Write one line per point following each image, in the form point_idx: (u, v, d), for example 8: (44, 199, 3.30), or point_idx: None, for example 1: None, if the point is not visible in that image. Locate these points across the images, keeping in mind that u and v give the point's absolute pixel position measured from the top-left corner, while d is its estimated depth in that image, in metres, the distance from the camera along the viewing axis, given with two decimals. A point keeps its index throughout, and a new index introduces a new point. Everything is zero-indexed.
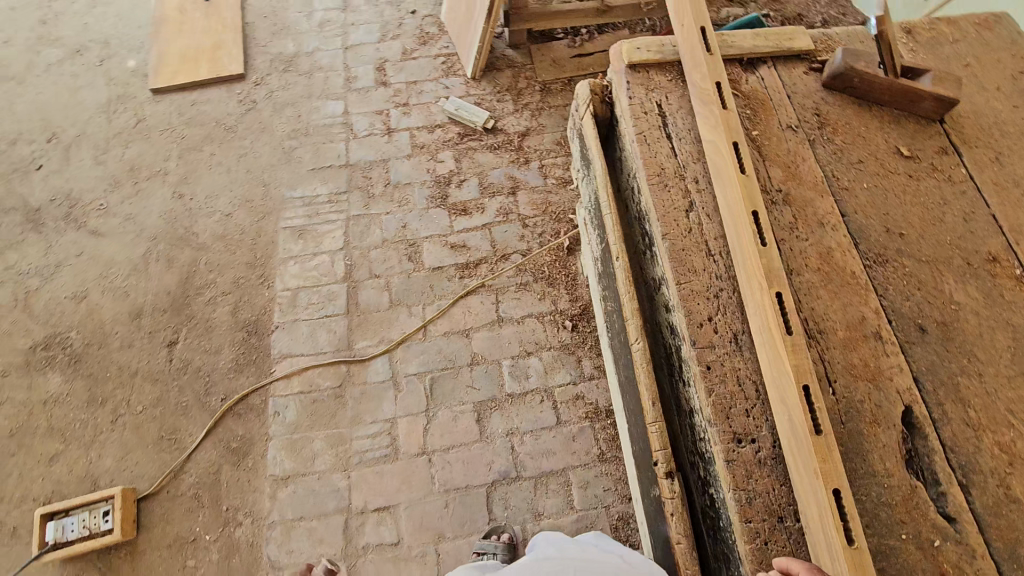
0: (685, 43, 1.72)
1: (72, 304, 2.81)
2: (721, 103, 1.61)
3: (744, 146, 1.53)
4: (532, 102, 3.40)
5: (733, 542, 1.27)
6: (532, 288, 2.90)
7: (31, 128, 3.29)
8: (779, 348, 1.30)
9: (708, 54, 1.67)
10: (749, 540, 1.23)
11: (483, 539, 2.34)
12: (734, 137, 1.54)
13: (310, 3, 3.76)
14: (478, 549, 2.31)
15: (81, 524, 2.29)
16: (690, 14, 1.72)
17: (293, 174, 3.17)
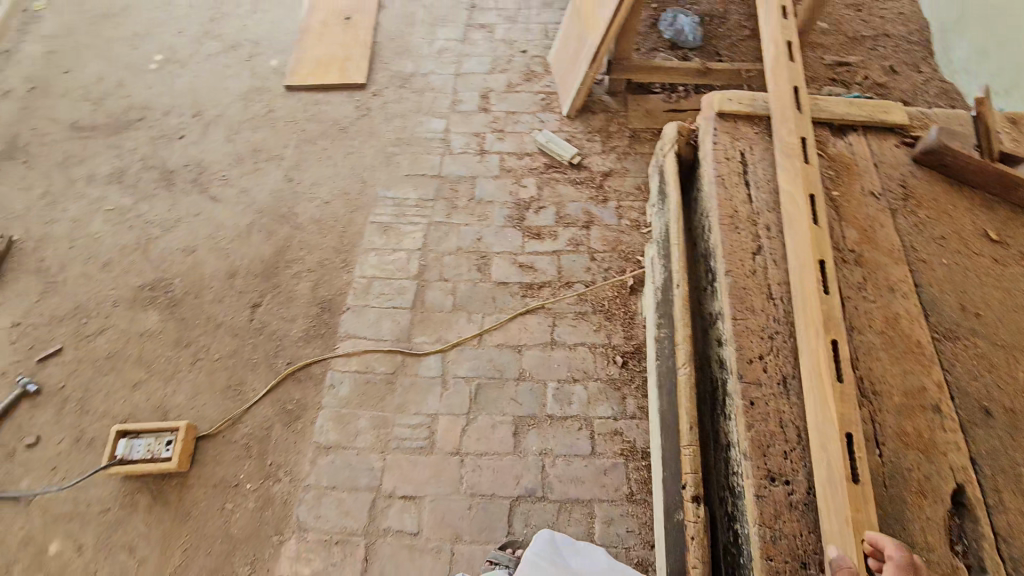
0: (776, 100, 1.82)
1: (182, 256, 3.18)
2: (804, 160, 1.70)
3: (819, 200, 1.62)
4: (620, 146, 3.54)
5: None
6: (590, 319, 2.95)
7: (182, 104, 3.80)
8: (827, 395, 1.34)
9: (799, 114, 1.78)
10: None
11: (499, 552, 2.31)
12: (812, 190, 1.64)
13: (434, 31, 4.14)
14: (491, 559, 2.28)
15: (146, 447, 2.53)
16: (786, 77, 1.84)
17: (389, 177, 3.46)
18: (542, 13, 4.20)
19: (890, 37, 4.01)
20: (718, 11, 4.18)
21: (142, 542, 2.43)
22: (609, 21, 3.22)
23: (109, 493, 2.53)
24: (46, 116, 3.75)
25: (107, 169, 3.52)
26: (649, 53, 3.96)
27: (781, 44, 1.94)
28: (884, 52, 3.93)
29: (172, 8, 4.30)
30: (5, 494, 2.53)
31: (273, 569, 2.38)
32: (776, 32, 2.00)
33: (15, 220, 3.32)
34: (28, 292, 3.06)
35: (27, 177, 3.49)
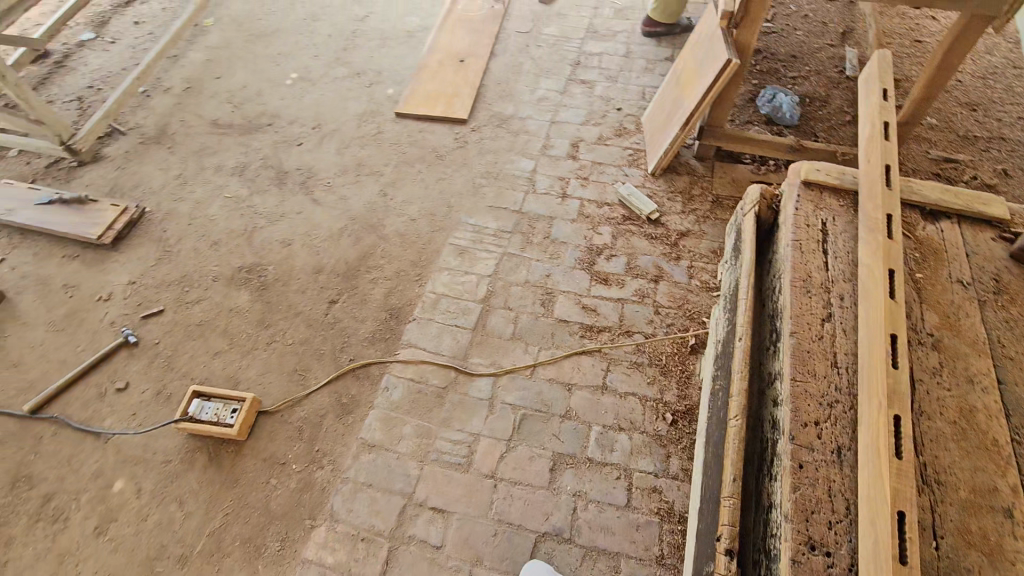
0: (866, 175, 1.83)
1: (279, 247, 3.50)
2: (887, 235, 1.66)
3: (899, 275, 1.57)
4: (700, 209, 3.57)
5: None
6: (644, 371, 2.92)
7: (306, 117, 4.25)
8: (884, 469, 1.28)
9: (888, 190, 1.76)
10: None
11: None
12: (892, 265, 1.59)
13: (537, 81, 4.43)
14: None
15: (214, 411, 2.74)
16: (879, 152, 1.83)
17: (474, 205, 3.67)
18: (642, 76, 4.40)
19: (1005, 141, 3.85)
20: (821, 94, 4.20)
21: (191, 497, 2.61)
22: (707, 89, 3.31)
23: (174, 446, 2.76)
24: (193, 112, 4.32)
25: (232, 162, 3.97)
26: (743, 125, 4.04)
27: (877, 120, 1.92)
28: (997, 155, 3.77)
29: (314, 36, 4.89)
30: (90, 428, 2.82)
31: (299, 551, 2.47)
32: (873, 110, 1.98)
33: (151, 195, 3.81)
34: (147, 257, 3.48)
35: (168, 160, 4.01)
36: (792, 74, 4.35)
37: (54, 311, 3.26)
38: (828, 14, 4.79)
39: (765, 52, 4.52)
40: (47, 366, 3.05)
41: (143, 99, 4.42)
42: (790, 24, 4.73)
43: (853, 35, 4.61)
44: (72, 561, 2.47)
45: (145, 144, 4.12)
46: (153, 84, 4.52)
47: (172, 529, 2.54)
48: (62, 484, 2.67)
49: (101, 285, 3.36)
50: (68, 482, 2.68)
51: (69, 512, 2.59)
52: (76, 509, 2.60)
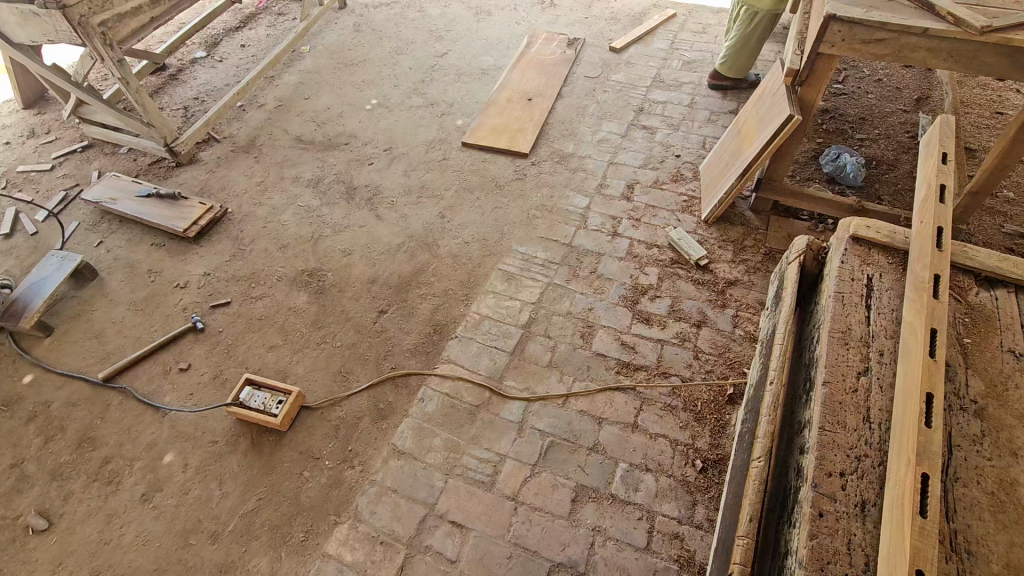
0: (916, 234, 1.85)
1: (341, 256, 3.74)
2: (934, 295, 1.65)
3: (942, 335, 1.55)
4: (751, 260, 3.55)
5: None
6: (678, 414, 2.87)
7: (379, 139, 4.57)
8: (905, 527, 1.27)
9: (938, 249, 1.75)
10: None
11: None
12: (933, 322, 1.58)
13: (600, 123, 4.59)
14: None
15: (262, 400, 2.92)
16: (931, 213, 1.85)
17: (525, 235, 3.80)
18: (704, 126, 4.48)
19: None
20: (888, 158, 4.13)
21: (230, 478, 2.78)
22: (766, 143, 3.35)
23: (222, 428, 2.95)
24: (281, 127, 4.73)
25: (309, 175, 4.30)
26: (803, 182, 4.03)
27: (934, 182, 1.90)
28: None
29: (396, 68, 5.28)
30: (151, 402, 3.07)
31: (321, 544, 2.55)
32: (932, 171, 1.97)
33: (234, 197, 4.17)
34: (223, 253, 3.80)
35: (253, 168, 4.39)
36: (860, 135, 4.31)
37: (137, 292, 3.60)
38: (903, 80, 4.74)
39: (833, 113, 4.52)
40: (123, 341, 3.35)
41: (240, 113, 4.89)
42: (862, 87, 4.72)
43: (928, 101, 4.52)
44: (118, 522, 2.66)
45: (236, 152, 4.54)
46: (250, 101, 5.00)
47: (210, 506, 2.69)
48: (120, 449, 2.90)
49: (180, 274, 3.69)
50: (126, 448, 2.90)
51: (122, 476, 2.81)
52: (129, 474, 2.81)
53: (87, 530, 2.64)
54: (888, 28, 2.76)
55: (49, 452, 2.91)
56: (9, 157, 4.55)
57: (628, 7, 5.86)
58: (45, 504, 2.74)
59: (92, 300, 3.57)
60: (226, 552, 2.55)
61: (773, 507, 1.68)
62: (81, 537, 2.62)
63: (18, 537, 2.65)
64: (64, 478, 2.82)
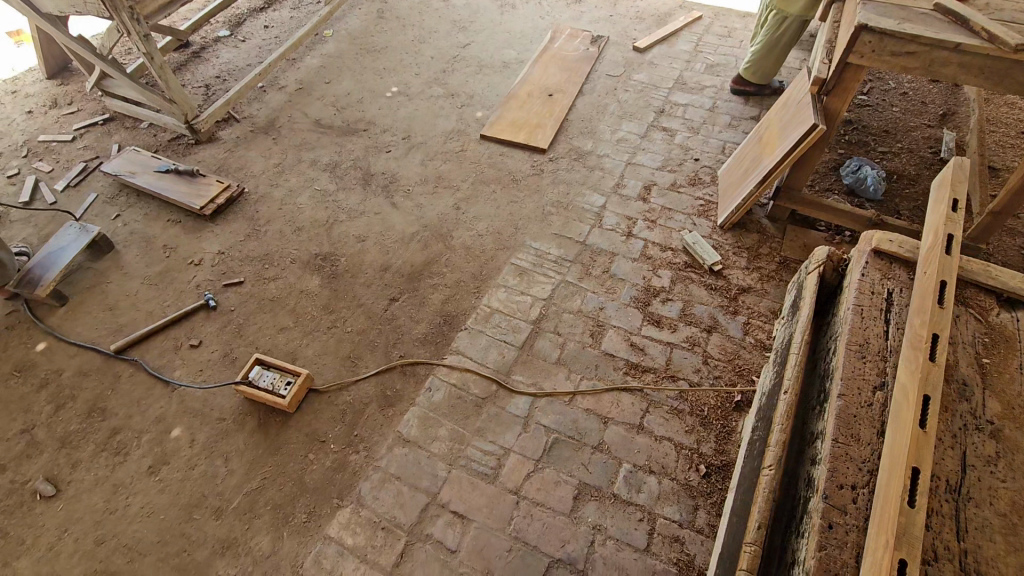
0: (923, 266, 1.77)
1: (354, 242, 3.75)
2: (930, 357, 1.54)
3: (935, 405, 1.44)
4: (765, 268, 3.52)
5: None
6: (683, 418, 2.86)
7: (398, 128, 4.57)
8: None
9: (939, 306, 1.63)
10: None
11: None
12: (926, 390, 1.47)
13: (620, 123, 4.56)
14: None
15: (271, 380, 2.93)
16: (934, 265, 1.73)
17: (540, 230, 3.79)
18: (725, 131, 4.44)
19: None
20: (910, 172, 4.09)
21: (236, 456, 2.80)
22: (787, 151, 3.33)
23: (229, 405, 2.98)
24: (301, 110, 4.73)
25: (326, 159, 4.32)
26: (821, 192, 4.00)
27: (941, 232, 1.80)
28: None
29: (417, 56, 5.27)
30: (161, 376, 3.10)
31: (322, 527, 2.56)
32: (939, 217, 1.85)
33: (251, 178, 4.19)
34: (238, 232, 3.82)
35: (271, 150, 4.40)
36: (882, 149, 4.27)
37: (151, 267, 3.62)
38: (929, 95, 4.68)
39: (856, 124, 4.47)
40: (136, 314, 3.38)
41: (260, 94, 4.90)
42: (886, 100, 4.67)
43: (953, 118, 4.46)
44: (124, 493, 2.69)
45: (255, 133, 4.55)
46: (270, 82, 5.01)
47: (215, 482, 2.72)
48: (129, 421, 2.93)
49: (195, 251, 3.71)
50: (134, 420, 2.94)
51: (130, 447, 2.84)
52: (136, 446, 2.84)
53: (93, 498, 2.68)
54: (920, 40, 2.72)
55: (58, 420, 2.94)
56: (31, 126, 4.59)
57: (653, 6, 5.81)
58: (53, 471, 2.77)
59: (107, 272, 3.60)
60: (229, 528, 2.58)
61: (781, 516, 1.69)
62: (87, 505, 2.66)
63: (25, 501, 2.68)
64: (73, 446, 2.85)
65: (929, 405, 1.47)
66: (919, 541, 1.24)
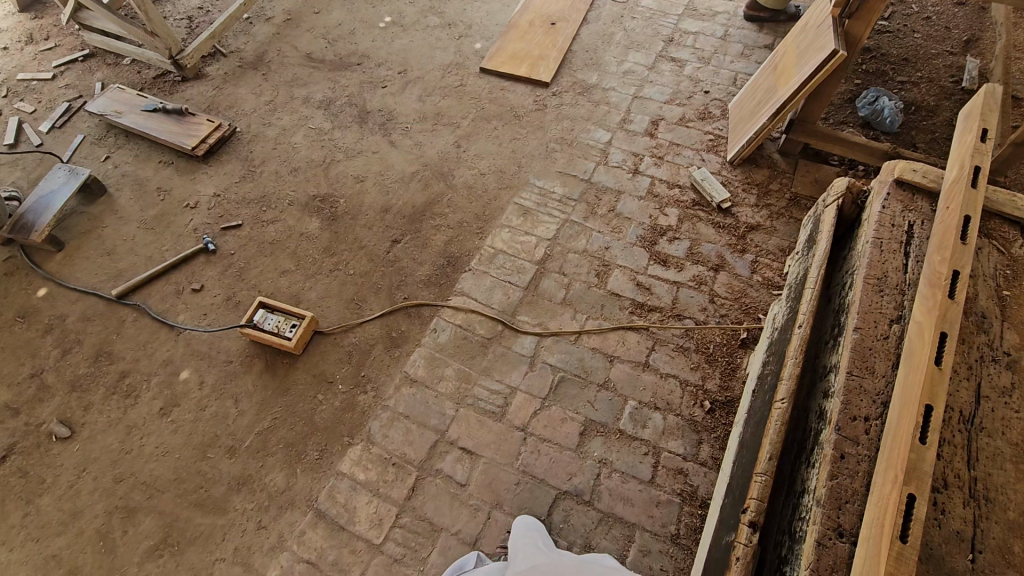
0: (947, 198, 1.70)
1: (353, 182, 3.65)
2: (949, 294, 1.49)
3: (952, 340, 1.40)
4: (775, 205, 3.42)
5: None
6: (689, 355, 2.86)
7: (394, 61, 4.34)
8: (882, 551, 1.19)
9: (962, 241, 1.57)
10: None
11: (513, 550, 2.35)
12: (944, 326, 1.43)
13: (627, 53, 4.32)
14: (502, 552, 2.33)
15: (275, 322, 2.91)
16: (960, 198, 1.65)
17: (544, 168, 3.68)
18: (737, 61, 4.22)
19: None
20: (929, 102, 3.91)
21: (245, 397, 2.83)
22: (805, 79, 3.16)
23: (235, 348, 2.99)
24: (290, 43, 4.49)
25: (320, 96, 4.13)
26: (835, 126, 3.84)
27: (968, 163, 1.70)
28: None
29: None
30: (166, 320, 3.09)
31: (334, 463, 2.62)
32: (966, 147, 1.75)
33: (243, 116, 4.03)
34: (233, 174, 3.71)
35: (262, 86, 4.20)
36: (901, 78, 4.06)
37: (146, 211, 3.54)
38: (954, 18, 4.41)
39: (876, 52, 4.24)
40: (134, 259, 3.33)
41: (246, 25, 4.63)
42: (908, 25, 4.40)
43: (977, 44, 4.22)
44: (137, 433, 2.74)
45: (243, 68, 4.33)
46: (256, 13, 4.72)
47: (226, 422, 2.76)
48: (136, 364, 2.95)
49: (190, 193, 3.61)
50: (142, 363, 2.95)
51: (140, 390, 2.87)
52: (146, 389, 2.87)
53: (108, 439, 2.73)
54: None
55: (66, 364, 2.96)
56: (8, 63, 4.36)
57: None
58: (66, 413, 2.81)
59: (101, 216, 3.52)
60: (243, 465, 2.64)
61: (791, 447, 1.72)
62: (102, 445, 2.71)
63: (42, 442, 2.73)
64: (83, 390, 2.87)
65: (945, 341, 1.43)
66: (928, 474, 1.23)
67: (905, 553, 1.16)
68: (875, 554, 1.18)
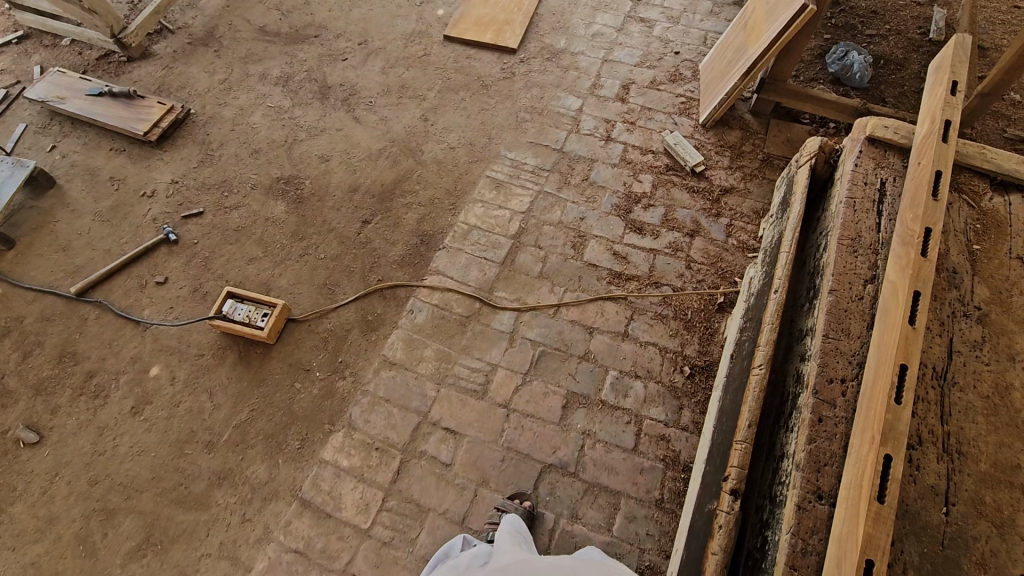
0: (919, 154, 1.68)
1: (317, 162, 3.51)
2: (922, 252, 1.49)
3: (925, 299, 1.41)
4: (748, 167, 3.40)
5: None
6: (668, 323, 2.87)
7: (353, 31, 4.15)
8: (860, 512, 1.21)
9: (934, 198, 1.57)
10: None
11: (506, 500, 2.40)
12: (917, 285, 1.43)
13: (595, 15, 4.20)
14: (499, 506, 2.37)
15: (246, 312, 2.84)
16: (931, 154, 1.63)
17: (515, 139, 3.59)
18: (707, 20, 4.12)
19: None
20: (897, 56, 3.89)
21: (220, 391, 2.76)
22: (775, 37, 3.11)
23: (206, 341, 2.90)
24: (241, 16, 4.25)
25: (277, 71, 3.94)
26: (806, 83, 3.81)
27: (938, 117, 1.69)
28: None
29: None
30: (130, 316, 2.98)
31: (317, 452, 2.59)
32: (937, 101, 1.73)
33: (196, 97, 3.82)
34: (190, 158, 3.54)
35: (214, 63, 3.99)
36: (869, 32, 4.02)
37: (100, 202, 3.37)
38: None
39: (844, 6, 4.18)
40: (92, 253, 3.18)
41: None
42: None
43: None
44: (110, 434, 2.66)
45: (193, 45, 4.09)
46: None
47: (202, 417, 2.69)
48: (103, 363, 2.85)
49: (145, 181, 3.44)
50: (109, 362, 2.85)
51: (108, 390, 2.77)
52: (115, 388, 2.78)
53: (79, 442, 2.65)
54: None
55: (28, 367, 2.84)
56: None
57: None
58: (33, 418, 2.71)
59: (52, 210, 3.34)
60: (223, 460, 2.59)
61: (770, 411, 1.73)
62: (74, 448, 2.63)
63: (9, 449, 2.64)
64: (48, 393, 2.77)
65: (918, 300, 1.43)
66: (903, 433, 1.25)
67: (883, 513, 1.18)
68: (854, 516, 1.20)
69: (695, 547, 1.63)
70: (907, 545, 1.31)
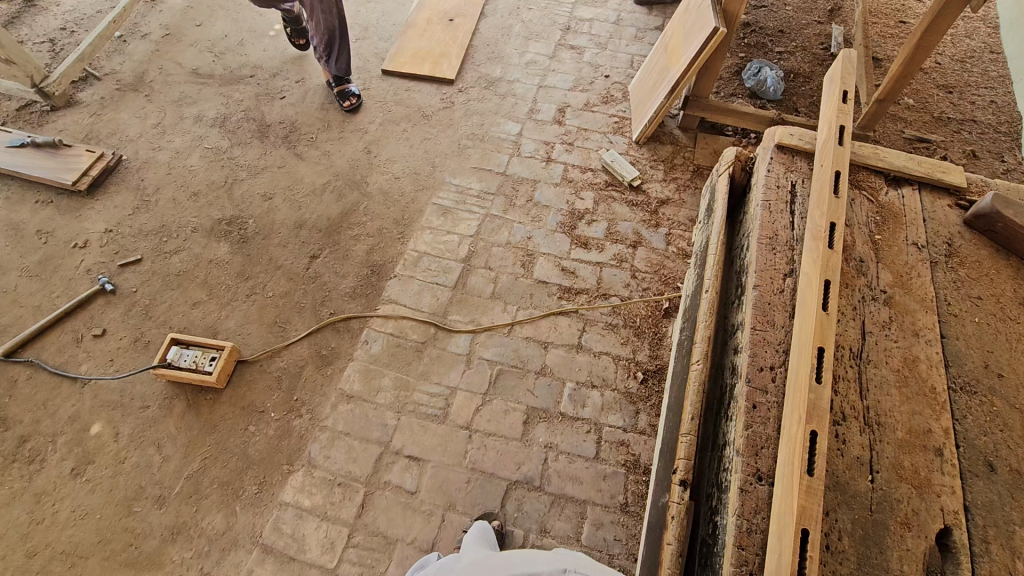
0: (821, 156, 1.85)
1: (260, 200, 3.48)
2: (829, 245, 1.65)
3: (834, 286, 1.55)
4: (681, 178, 3.59)
5: (721, 565, 1.43)
6: (618, 331, 2.97)
7: (290, 70, 4.18)
8: (794, 486, 1.31)
9: (835, 196, 1.73)
10: (735, 564, 1.36)
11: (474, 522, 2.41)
12: (827, 275, 1.57)
13: (527, 45, 4.37)
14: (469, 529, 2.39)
15: (193, 358, 2.76)
16: (831, 156, 1.80)
17: (458, 166, 3.67)
18: (632, 44, 4.37)
19: (989, 96, 3.81)
20: (805, 70, 4.23)
21: (169, 442, 2.65)
22: (692, 59, 3.34)
23: (152, 392, 2.79)
24: (172, 59, 4.20)
25: (213, 113, 3.90)
26: (726, 98, 4.08)
27: (834, 124, 1.87)
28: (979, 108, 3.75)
29: (347, 86, 3.94)
30: (65, 373, 2.84)
31: (276, 494, 2.52)
32: (832, 109, 1.93)
33: (128, 142, 3.74)
34: (125, 205, 3.44)
35: (146, 108, 3.92)
36: (779, 49, 4.37)
37: (27, 257, 3.22)
38: None
39: (754, 27, 4.54)
40: (20, 311, 3.03)
41: (120, 44, 4.28)
42: None
43: (840, 13, 4.61)
44: (49, 500, 2.51)
45: (122, 91, 4.01)
46: (129, 30, 4.37)
47: (150, 472, 2.58)
48: (37, 427, 2.69)
49: (76, 232, 3.32)
50: (44, 424, 2.70)
51: (45, 454, 2.62)
52: (53, 450, 2.63)
53: (15, 512, 2.48)
54: None
55: None
56: None
57: None
58: None
59: None
60: (175, 514, 2.48)
61: (711, 405, 1.83)
62: (9, 520, 2.46)
63: None
64: None
65: (829, 288, 1.58)
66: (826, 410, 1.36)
67: (813, 486, 1.29)
68: (789, 492, 1.30)
69: (654, 542, 1.69)
70: (841, 514, 1.41)
